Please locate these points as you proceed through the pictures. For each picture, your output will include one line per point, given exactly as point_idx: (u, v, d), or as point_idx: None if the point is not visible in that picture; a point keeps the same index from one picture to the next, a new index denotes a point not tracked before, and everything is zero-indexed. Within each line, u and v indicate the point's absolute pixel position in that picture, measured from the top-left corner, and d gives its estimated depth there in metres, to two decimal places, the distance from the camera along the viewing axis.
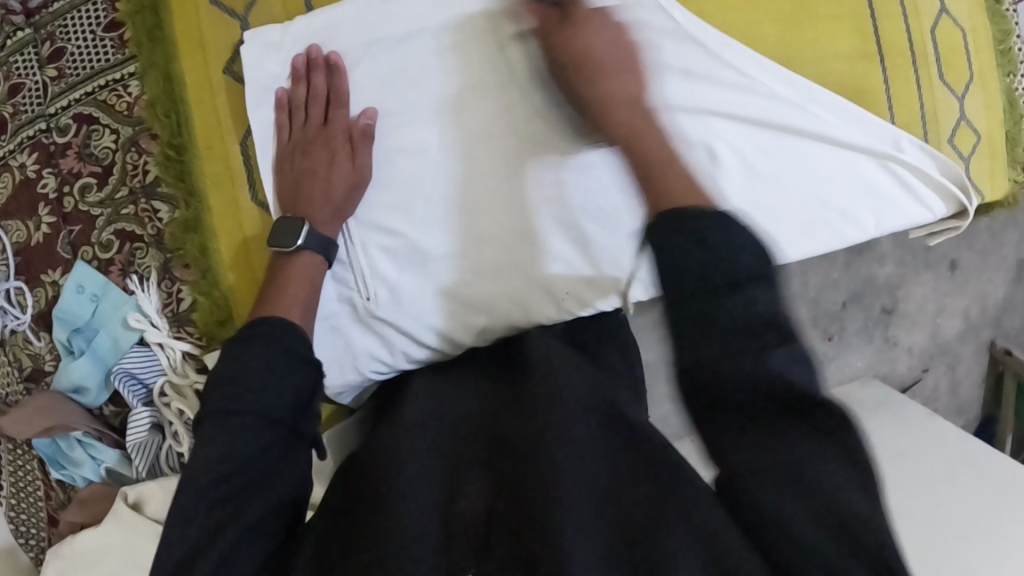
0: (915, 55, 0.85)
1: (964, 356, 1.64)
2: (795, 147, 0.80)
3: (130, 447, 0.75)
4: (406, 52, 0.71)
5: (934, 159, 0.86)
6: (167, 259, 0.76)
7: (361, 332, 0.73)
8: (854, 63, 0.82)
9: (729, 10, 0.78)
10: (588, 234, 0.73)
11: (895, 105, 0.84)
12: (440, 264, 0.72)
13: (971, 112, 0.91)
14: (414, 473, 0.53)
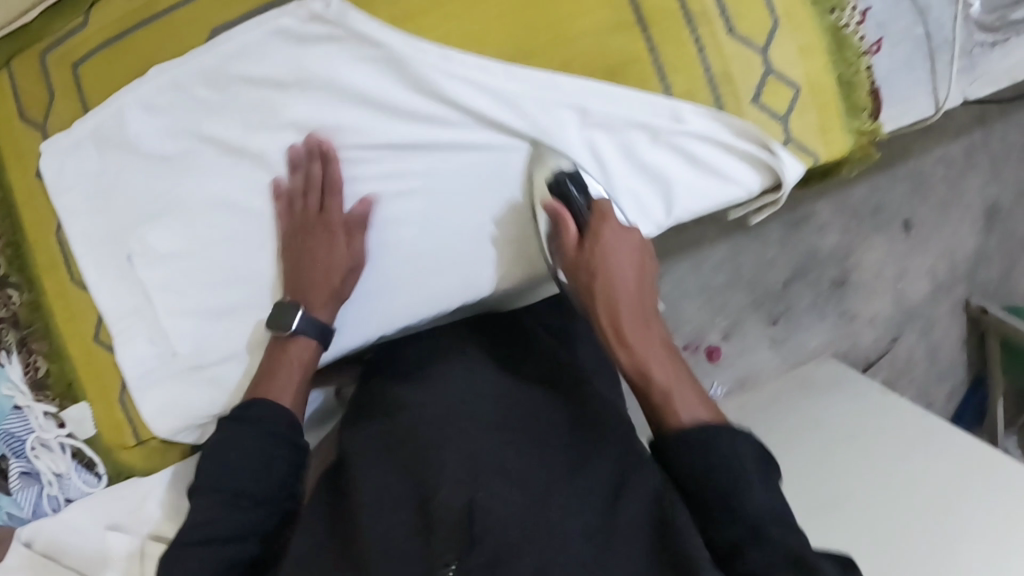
0: (687, 14, 0.78)
1: (939, 318, 1.51)
2: (550, 148, 0.79)
3: (14, 492, 0.88)
4: (169, 129, 0.80)
5: (726, 129, 0.80)
6: (22, 335, 0.89)
7: (170, 385, 0.84)
8: (605, 37, 0.76)
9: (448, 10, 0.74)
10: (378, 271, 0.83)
11: (668, 75, 0.78)
12: (223, 316, 0.81)
13: (782, 61, 0.83)
14: (376, 508, 0.70)
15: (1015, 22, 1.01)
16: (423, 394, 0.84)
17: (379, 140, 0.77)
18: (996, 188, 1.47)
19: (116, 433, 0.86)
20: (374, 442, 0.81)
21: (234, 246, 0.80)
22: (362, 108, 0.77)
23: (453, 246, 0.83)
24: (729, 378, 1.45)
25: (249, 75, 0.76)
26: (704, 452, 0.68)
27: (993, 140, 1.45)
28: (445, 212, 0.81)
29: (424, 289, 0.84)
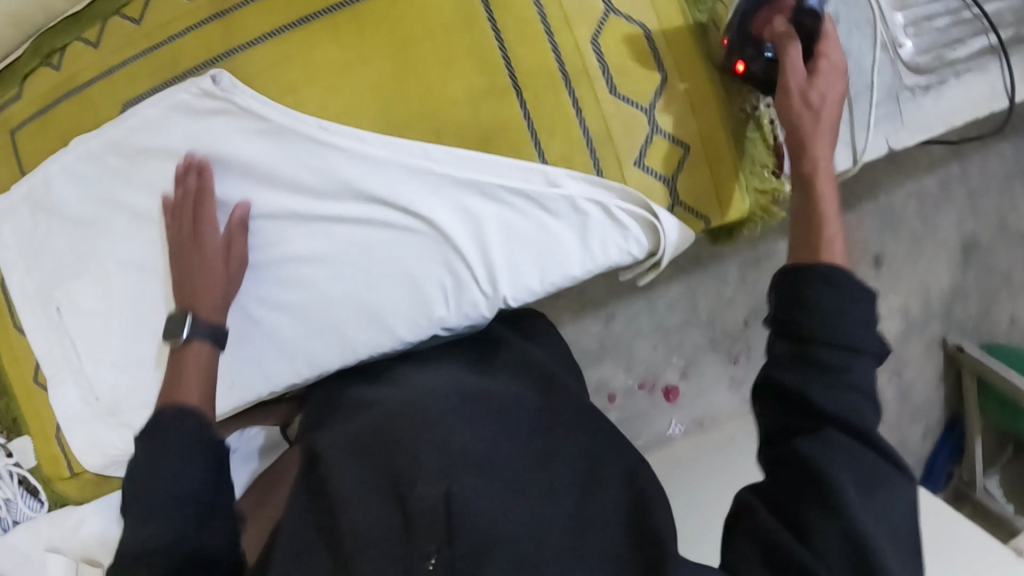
0: (569, 78, 0.82)
1: (912, 357, 1.44)
2: (419, 218, 0.78)
3: None
4: (89, 194, 0.86)
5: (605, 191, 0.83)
6: None
7: (94, 427, 0.91)
8: (479, 105, 0.81)
9: (331, 87, 0.81)
10: (272, 324, 0.83)
11: (542, 140, 0.81)
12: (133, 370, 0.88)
13: (669, 120, 0.86)
14: (355, 497, 0.69)
15: (950, 64, 0.99)
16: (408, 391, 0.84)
17: (257, 213, 0.80)
18: (974, 222, 1.41)
19: (53, 465, 0.95)
20: (342, 441, 0.79)
21: (137, 307, 0.86)
22: (249, 179, 0.80)
23: (326, 315, 0.82)
24: (688, 416, 1.47)
25: (153, 145, 0.82)
26: (833, 315, 0.62)
27: (972, 172, 1.39)
28: (324, 271, 0.81)
29: (308, 349, 0.83)
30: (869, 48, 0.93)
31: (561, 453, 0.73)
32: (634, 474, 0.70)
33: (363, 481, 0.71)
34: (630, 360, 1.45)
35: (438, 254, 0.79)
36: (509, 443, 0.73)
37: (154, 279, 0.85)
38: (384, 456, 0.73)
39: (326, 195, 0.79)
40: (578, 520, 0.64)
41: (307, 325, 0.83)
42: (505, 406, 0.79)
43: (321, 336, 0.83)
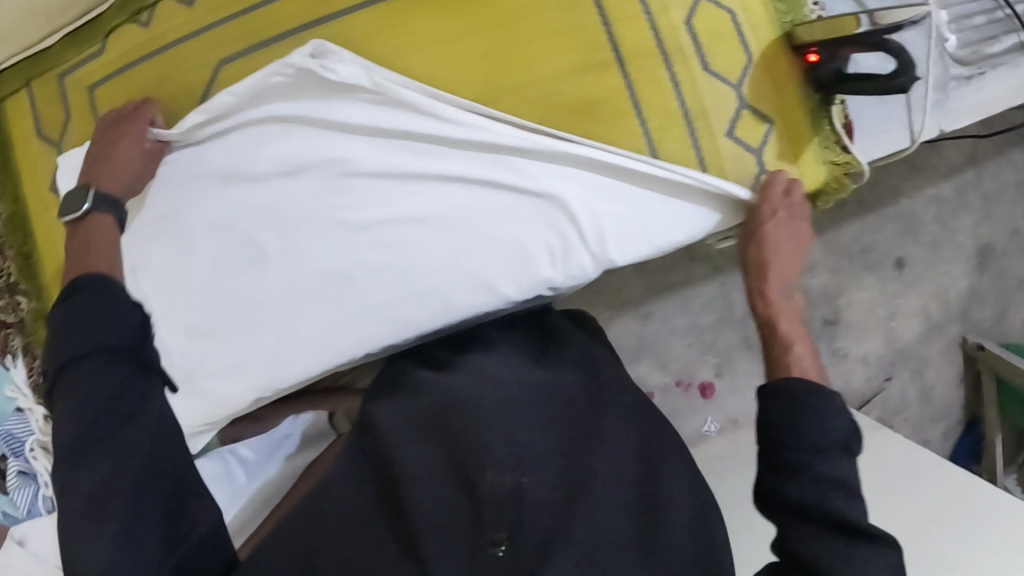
0: (665, 52, 0.86)
1: (933, 357, 1.50)
2: (527, 185, 0.80)
3: (12, 492, 0.93)
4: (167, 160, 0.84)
5: (701, 158, 0.87)
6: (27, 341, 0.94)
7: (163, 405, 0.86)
8: (584, 77, 0.83)
9: (437, 55, 0.82)
10: (362, 293, 0.80)
11: (644, 109, 0.85)
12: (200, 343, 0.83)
13: (755, 97, 0.90)
14: (425, 481, 0.81)
15: (989, 57, 1.07)
16: (477, 381, 0.89)
17: (361, 172, 0.79)
18: (987, 227, 1.49)
19: None
20: (409, 418, 0.87)
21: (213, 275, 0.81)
22: (349, 143, 0.80)
23: (421, 284, 0.80)
24: (721, 414, 1.48)
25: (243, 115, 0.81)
26: (801, 424, 0.75)
27: (986, 179, 1.48)
28: (423, 236, 0.79)
29: (400, 317, 0.81)
30: (922, 39, 1.01)
31: (607, 472, 0.84)
32: (683, 480, 0.88)
33: (432, 467, 0.82)
34: (667, 358, 1.44)
35: (549, 219, 0.81)
36: (563, 452, 0.84)
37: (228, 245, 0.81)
38: (446, 447, 0.83)
39: (435, 154, 0.80)
40: (630, 519, 0.83)
41: (401, 294, 0.80)
42: (559, 407, 0.89)
43: (416, 302, 0.80)
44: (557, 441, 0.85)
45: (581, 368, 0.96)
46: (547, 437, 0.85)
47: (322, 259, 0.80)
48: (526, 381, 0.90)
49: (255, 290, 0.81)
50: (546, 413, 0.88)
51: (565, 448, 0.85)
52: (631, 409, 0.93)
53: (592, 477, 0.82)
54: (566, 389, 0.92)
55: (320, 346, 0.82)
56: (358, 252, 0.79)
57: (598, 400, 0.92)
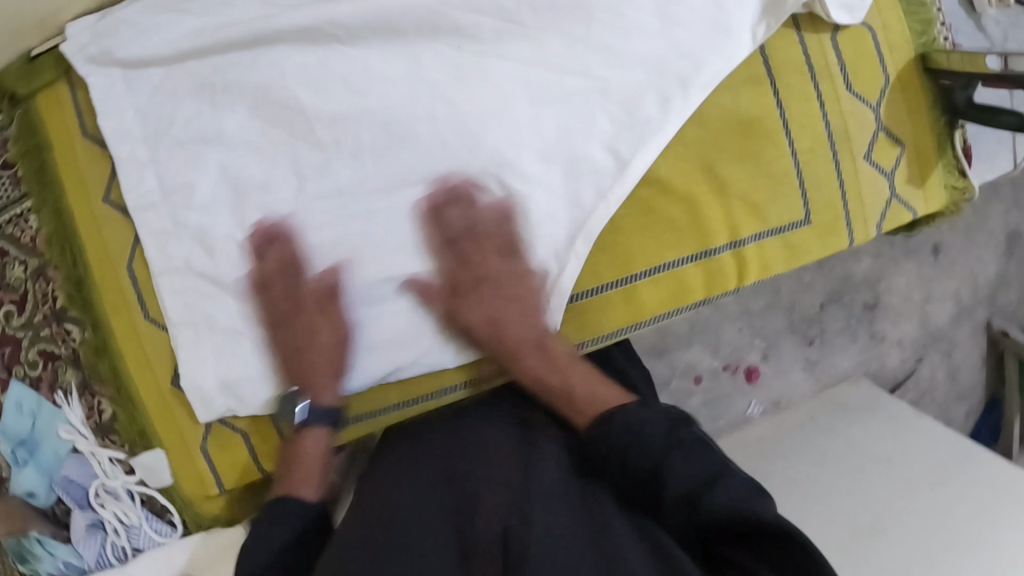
0: (812, 67, 0.78)
1: (961, 339, 1.56)
2: (687, 40, 0.74)
3: (77, 543, 0.83)
4: (339, 190, 0.75)
5: (843, 182, 0.80)
6: (84, 376, 0.81)
7: (321, 363, 0.75)
8: (737, 90, 0.77)
9: (568, 68, 0.74)
10: (507, 183, 0.75)
11: (793, 128, 0.78)
12: (363, 273, 0.76)
13: (893, 119, 0.82)
14: (418, 535, 0.60)
15: None
16: (462, 439, 0.71)
17: (417, 73, 0.74)
18: (1017, 215, 1.54)
19: (198, 483, 0.80)
20: (406, 451, 0.73)
21: (377, 207, 0.76)
22: (513, 67, 0.74)
23: (574, 177, 0.75)
24: (765, 396, 1.47)
25: (392, 142, 0.75)
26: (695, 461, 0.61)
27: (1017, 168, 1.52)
28: (579, 47, 0.74)
29: (547, 148, 0.75)
30: None
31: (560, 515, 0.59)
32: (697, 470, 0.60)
33: (426, 509, 0.63)
34: (717, 342, 1.43)
35: (713, 41, 0.74)
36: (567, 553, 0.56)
37: (363, 98, 0.74)
38: (448, 484, 0.66)
39: (624, 41, 0.74)
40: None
41: (555, 158, 0.75)
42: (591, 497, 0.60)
43: (570, 158, 0.75)
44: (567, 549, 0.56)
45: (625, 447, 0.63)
46: (565, 536, 0.57)
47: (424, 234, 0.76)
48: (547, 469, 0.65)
49: (381, 132, 0.75)
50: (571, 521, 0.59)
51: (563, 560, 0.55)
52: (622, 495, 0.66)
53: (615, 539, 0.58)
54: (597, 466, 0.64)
55: (451, 180, 0.75)
56: (500, 150, 0.74)
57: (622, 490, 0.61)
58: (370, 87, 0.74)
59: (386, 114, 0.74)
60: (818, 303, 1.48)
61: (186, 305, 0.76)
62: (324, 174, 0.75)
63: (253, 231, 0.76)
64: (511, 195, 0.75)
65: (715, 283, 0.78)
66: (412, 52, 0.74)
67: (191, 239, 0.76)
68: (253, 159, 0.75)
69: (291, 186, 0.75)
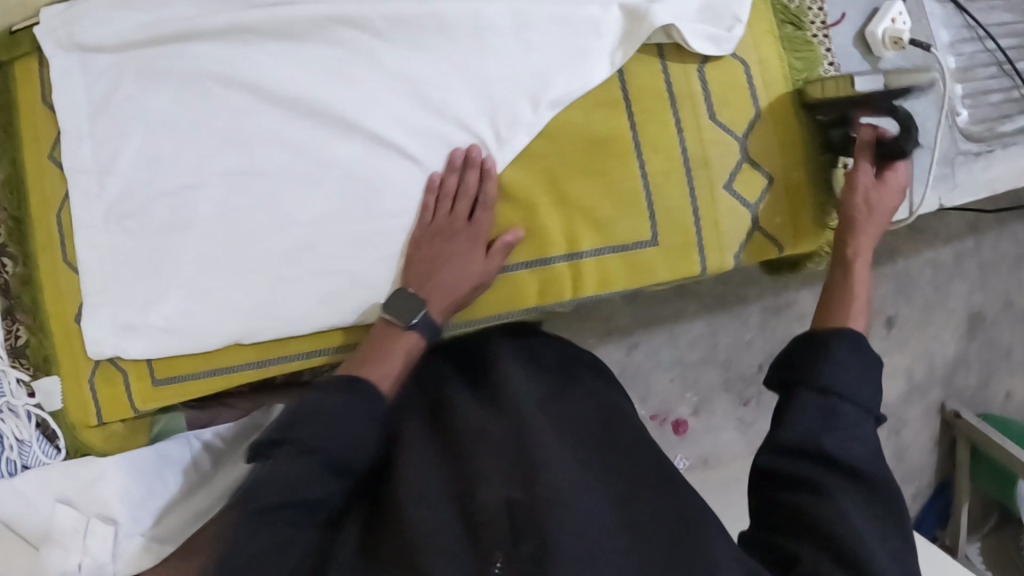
0: (674, 98, 0.89)
1: (912, 418, 1.47)
2: (550, 67, 0.84)
3: None
4: (227, 171, 0.84)
5: (696, 208, 0.90)
6: (9, 303, 0.92)
7: (191, 305, 0.85)
8: (591, 111, 0.86)
9: (444, 80, 0.83)
10: (367, 168, 0.83)
11: (645, 151, 0.88)
12: (243, 239, 0.84)
13: (759, 153, 0.92)
14: (419, 499, 0.71)
15: (1000, 136, 1.06)
16: (460, 422, 0.79)
17: (310, 74, 0.82)
18: (981, 295, 1.46)
19: (81, 411, 0.89)
20: (422, 433, 0.81)
21: (249, 180, 0.83)
22: (399, 76, 0.83)
23: (426, 170, 0.83)
24: (693, 451, 1.47)
25: (281, 126, 0.83)
26: (813, 429, 0.71)
27: (985, 248, 1.45)
28: (458, 61, 0.83)
29: (406, 143, 0.83)
30: (934, 111, 1.00)
31: (561, 477, 0.66)
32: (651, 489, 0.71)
33: (429, 480, 0.73)
34: (646, 391, 1.43)
35: (568, 68, 0.84)
36: (546, 476, 0.66)
37: (260, 95, 0.83)
38: (439, 458, 0.76)
39: (495, 61, 0.83)
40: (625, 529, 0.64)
41: (410, 153, 0.83)
42: (541, 441, 0.71)
43: (429, 155, 0.83)
44: (528, 471, 0.67)
45: (575, 402, 0.83)
46: (530, 468, 0.68)
47: (289, 216, 0.84)
48: (516, 422, 0.75)
49: (270, 124, 0.83)
50: (528, 466, 0.68)
51: (529, 488, 0.65)
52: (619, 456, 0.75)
53: (561, 472, 0.67)
54: (538, 423, 0.75)
55: (322, 164, 0.83)
56: (361, 141, 0.83)
57: (559, 432, 0.75)
58: (266, 76, 0.82)
59: (283, 106, 0.83)
60: (756, 363, 1.48)
61: (91, 249, 0.87)
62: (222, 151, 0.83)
63: (154, 195, 0.85)
64: (367, 186, 0.83)
65: (547, 291, 0.85)
66: (302, 55, 0.83)
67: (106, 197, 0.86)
68: (163, 130, 0.84)
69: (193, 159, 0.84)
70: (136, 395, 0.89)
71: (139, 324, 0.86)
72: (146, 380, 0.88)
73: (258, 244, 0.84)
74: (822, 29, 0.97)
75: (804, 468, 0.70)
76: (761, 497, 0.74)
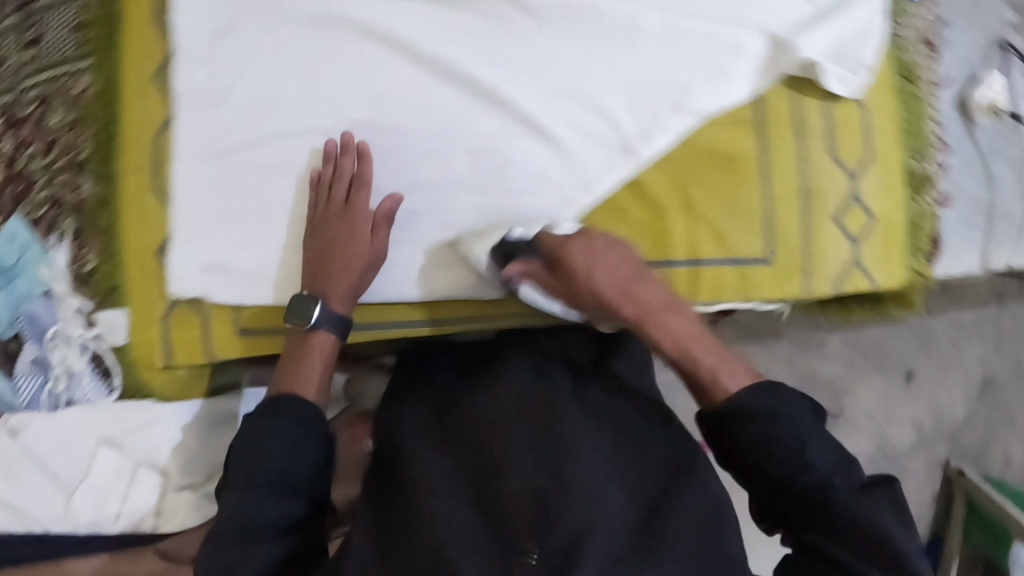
0: (799, 129, 0.91)
1: (917, 469, 1.50)
2: (697, 79, 0.86)
3: (19, 376, 0.87)
4: (357, 122, 0.80)
5: (807, 236, 0.92)
6: (79, 226, 0.86)
7: (298, 254, 0.82)
8: (726, 128, 0.88)
9: (596, 72, 0.83)
10: (509, 140, 0.81)
11: (771, 174, 0.90)
12: (365, 194, 0.81)
13: (867, 192, 0.95)
14: (430, 484, 0.66)
15: None
16: (471, 405, 0.74)
17: (456, 38, 0.79)
18: (995, 360, 1.51)
19: (147, 350, 0.84)
20: (424, 429, 0.75)
21: (383, 135, 0.80)
22: (550, 57, 0.81)
23: (569, 156, 0.82)
24: None
25: (420, 86, 0.80)
26: (785, 444, 0.64)
27: (1006, 316, 1.51)
28: (609, 57, 0.83)
29: (550, 126, 0.81)
30: (1014, 180, 1.06)
31: (593, 477, 0.62)
32: (702, 504, 0.65)
33: (418, 460, 0.70)
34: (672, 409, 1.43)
35: (716, 84, 0.86)
36: (516, 465, 0.63)
37: (399, 49, 0.79)
38: (439, 441, 0.72)
39: (645, 61, 0.84)
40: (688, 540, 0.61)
41: (554, 139, 0.81)
42: (559, 426, 0.68)
43: (575, 142, 0.82)
44: (552, 464, 0.62)
45: (589, 394, 0.76)
46: (537, 455, 0.65)
47: (416, 178, 0.81)
48: (539, 406, 0.71)
49: (406, 81, 0.79)
50: (555, 465, 0.62)
51: (541, 478, 0.61)
52: (652, 463, 0.69)
53: (573, 473, 0.62)
54: (554, 416, 0.70)
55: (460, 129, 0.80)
56: (502, 112, 0.80)
57: (586, 430, 0.69)
58: (411, 33, 0.79)
59: (426, 64, 0.80)
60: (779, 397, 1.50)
61: (191, 181, 0.81)
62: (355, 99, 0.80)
63: (270, 134, 0.80)
64: (506, 160, 0.81)
65: (666, 291, 0.86)
66: (446, 17, 0.80)
67: (215, 129, 0.81)
68: (290, 69, 0.80)
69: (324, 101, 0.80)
70: (214, 341, 0.83)
71: (236, 267, 0.81)
72: (228, 327, 0.83)
73: (380, 203, 0.81)
74: (931, 85, 1.00)
75: (816, 478, 0.64)
76: (803, 516, 0.65)
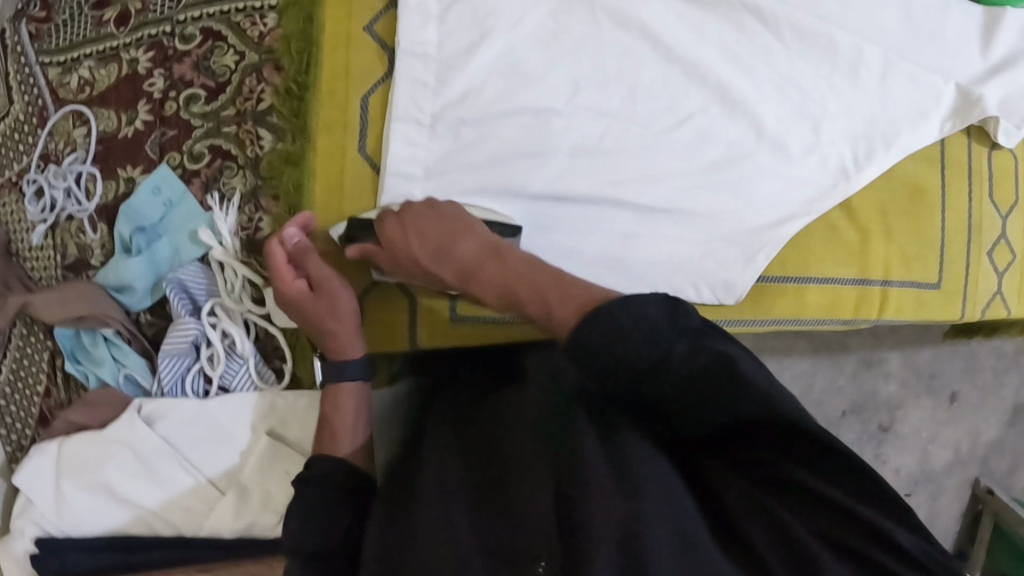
0: (970, 169, 0.92)
1: (947, 488, 1.44)
2: (915, 105, 0.86)
3: (161, 357, 0.73)
4: (595, 109, 0.76)
5: (968, 267, 0.92)
6: (257, 185, 0.76)
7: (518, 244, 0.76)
8: (917, 163, 0.90)
9: (822, 90, 0.83)
10: (743, 147, 0.80)
11: (946, 210, 0.90)
12: (601, 186, 0.76)
13: (1014, 232, 0.95)
14: (456, 494, 0.59)
15: None
16: (520, 404, 0.66)
17: (704, 40, 0.79)
18: None
19: None
20: (448, 429, 0.68)
21: (626, 126, 0.77)
22: (783, 69, 0.82)
23: (795, 170, 0.82)
24: None
25: (661, 85, 0.78)
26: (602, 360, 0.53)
27: None
28: (835, 77, 0.83)
29: (780, 138, 0.81)
30: None
31: (594, 460, 0.54)
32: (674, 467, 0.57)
33: (451, 466, 0.63)
34: None
35: (932, 115, 0.87)
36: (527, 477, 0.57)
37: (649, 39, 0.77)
38: (486, 443, 0.64)
39: (870, 84, 0.84)
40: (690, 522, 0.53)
41: (786, 150, 0.81)
42: (530, 423, 0.63)
43: (802, 157, 0.82)
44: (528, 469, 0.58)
45: (543, 371, 0.69)
46: (551, 458, 0.57)
47: (649, 175, 0.77)
48: (541, 404, 0.65)
49: (654, 75, 0.78)
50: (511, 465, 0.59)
51: (545, 487, 0.55)
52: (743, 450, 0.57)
53: (593, 473, 0.54)
54: (548, 413, 0.63)
55: (696, 130, 0.79)
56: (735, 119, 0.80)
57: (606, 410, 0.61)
58: (666, 27, 0.78)
59: (672, 57, 0.78)
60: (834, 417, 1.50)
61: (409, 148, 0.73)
62: (600, 86, 0.76)
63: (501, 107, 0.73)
64: (738, 167, 0.80)
65: (864, 307, 0.88)
66: (700, 23, 0.80)
67: (446, 93, 0.73)
68: (528, 42, 0.74)
69: (565, 82, 0.75)
70: (421, 327, 0.77)
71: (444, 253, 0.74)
72: (442, 314, 0.77)
73: (614, 194, 0.76)
74: None
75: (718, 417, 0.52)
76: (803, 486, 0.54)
